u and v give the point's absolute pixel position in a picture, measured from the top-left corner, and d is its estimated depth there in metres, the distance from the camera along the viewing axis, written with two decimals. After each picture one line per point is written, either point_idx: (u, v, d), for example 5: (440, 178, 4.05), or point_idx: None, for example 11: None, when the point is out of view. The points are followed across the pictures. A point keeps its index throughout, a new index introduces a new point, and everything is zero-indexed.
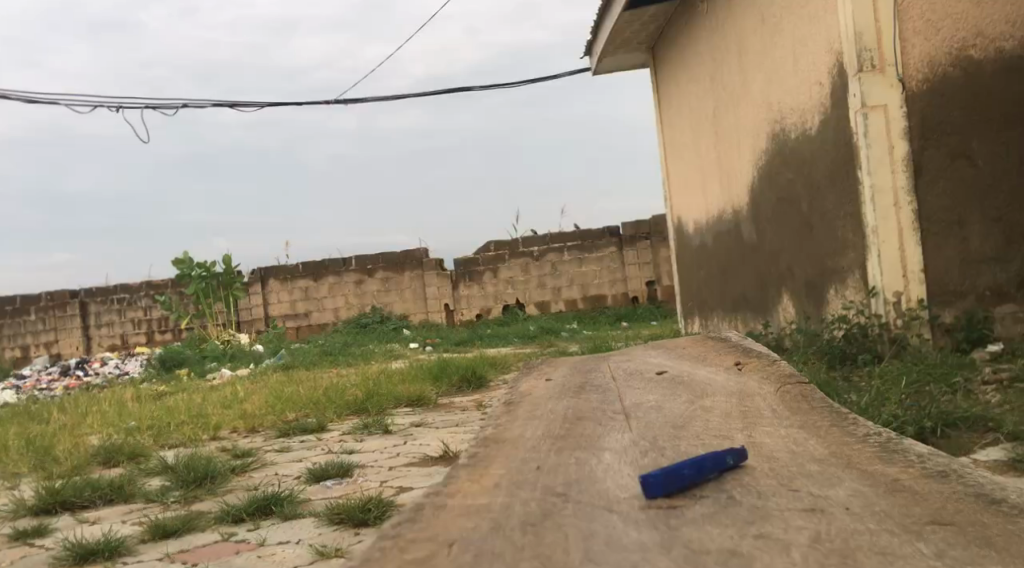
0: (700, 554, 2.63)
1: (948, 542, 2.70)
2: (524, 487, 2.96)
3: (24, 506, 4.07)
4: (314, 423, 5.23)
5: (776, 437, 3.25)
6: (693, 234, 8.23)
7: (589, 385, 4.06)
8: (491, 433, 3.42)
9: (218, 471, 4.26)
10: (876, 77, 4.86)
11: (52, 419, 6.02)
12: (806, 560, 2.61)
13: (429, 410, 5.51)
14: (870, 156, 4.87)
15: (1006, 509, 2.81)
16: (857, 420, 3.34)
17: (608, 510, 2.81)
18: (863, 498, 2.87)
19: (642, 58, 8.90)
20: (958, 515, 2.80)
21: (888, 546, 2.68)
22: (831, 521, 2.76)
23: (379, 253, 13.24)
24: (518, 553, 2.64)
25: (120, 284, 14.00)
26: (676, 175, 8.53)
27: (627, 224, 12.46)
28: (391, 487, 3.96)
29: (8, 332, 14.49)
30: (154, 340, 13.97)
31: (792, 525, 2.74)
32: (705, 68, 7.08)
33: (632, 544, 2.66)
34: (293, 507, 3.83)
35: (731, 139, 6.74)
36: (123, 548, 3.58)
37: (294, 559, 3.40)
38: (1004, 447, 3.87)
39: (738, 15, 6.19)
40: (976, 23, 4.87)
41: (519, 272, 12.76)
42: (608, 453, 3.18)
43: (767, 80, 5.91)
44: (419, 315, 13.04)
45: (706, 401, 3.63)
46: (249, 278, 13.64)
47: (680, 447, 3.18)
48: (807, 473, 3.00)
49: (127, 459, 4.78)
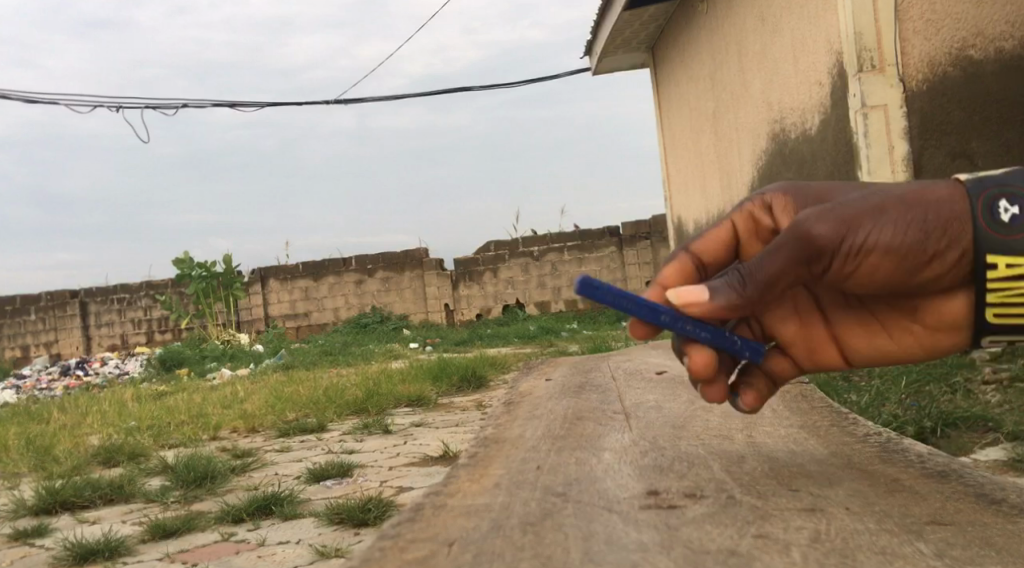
0: (699, 553, 2.45)
1: (948, 542, 2.49)
2: (524, 486, 2.85)
3: (24, 506, 4.06)
4: (314, 423, 5.23)
5: (777, 437, 3.20)
6: (693, 233, 8.25)
7: (589, 385, 4.06)
8: (492, 433, 3.40)
9: (219, 471, 4.26)
10: (875, 76, 4.88)
11: (54, 418, 6.03)
12: (806, 560, 2.42)
13: (428, 410, 5.51)
14: (870, 155, 4.91)
15: (1006, 509, 2.61)
16: (858, 420, 3.28)
17: (608, 510, 2.67)
18: (863, 498, 2.69)
19: (641, 58, 8.92)
20: (958, 515, 2.60)
21: (888, 545, 2.48)
22: (831, 520, 2.59)
23: (379, 253, 13.26)
24: (518, 553, 2.48)
25: (119, 284, 14.01)
26: (676, 175, 8.54)
27: (627, 224, 12.44)
28: (391, 487, 3.96)
29: (8, 332, 14.50)
30: (154, 340, 13.97)
31: (792, 525, 2.56)
32: (705, 69, 7.09)
33: (632, 543, 2.50)
34: (293, 507, 3.84)
35: (730, 137, 6.74)
36: (123, 548, 3.57)
37: (295, 559, 3.39)
38: (1004, 447, 3.81)
39: (738, 14, 6.19)
40: (976, 23, 4.83)
41: (519, 272, 12.75)
42: (608, 453, 3.14)
43: (767, 80, 5.92)
44: (419, 315, 13.08)
45: (706, 401, 3.64)
46: (249, 278, 13.72)
47: (679, 447, 3.15)
48: (807, 473, 2.87)
49: (127, 459, 4.77)
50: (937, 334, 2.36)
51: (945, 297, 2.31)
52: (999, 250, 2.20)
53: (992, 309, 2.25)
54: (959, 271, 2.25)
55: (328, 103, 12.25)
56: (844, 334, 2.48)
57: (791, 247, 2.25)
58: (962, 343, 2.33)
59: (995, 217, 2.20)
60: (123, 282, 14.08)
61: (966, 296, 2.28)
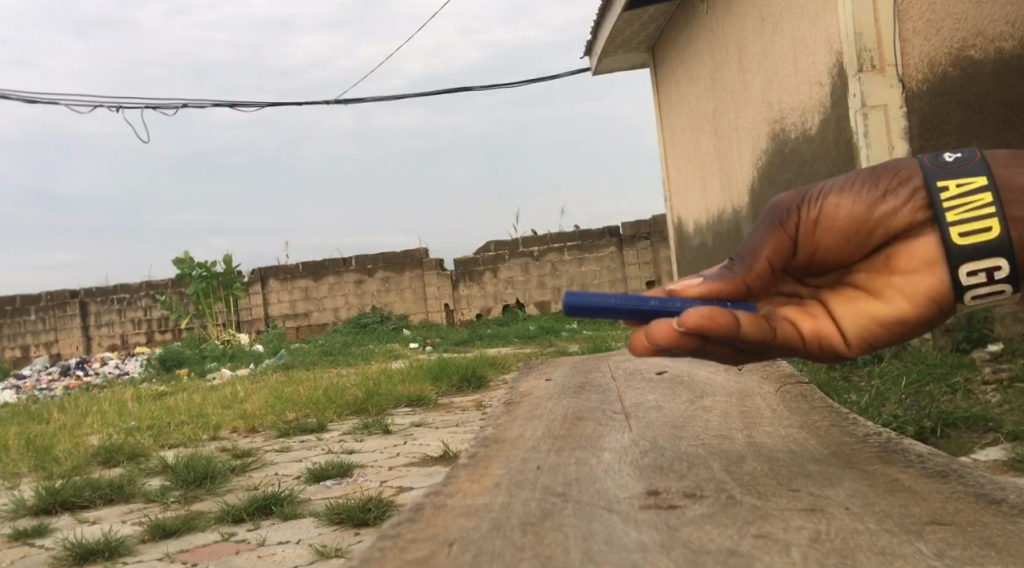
0: (700, 553, 2.45)
1: (949, 542, 2.48)
2: (524, 486, 2.84)
3: (24, 506, 4.06)
4: (314, 423, 5.23)
5: (777, 437, 3.20)
6: (693, 234, 8.25)
7: (589, 385, 4.06)
8: (492, 433, 3.40)
9: (219, 471, 4.26)
10: (875, 76, 4.88)
11: (54, 418, 6.03)
12: (806, 560, 2.42)
13: (428, 410, 5.51)
14: (870, 155, 4.89)
15: (1006, 509, 2.61)
16: (858, 420, 3.28)
17: (608, 510, 2.67)
18: (862, 498, 2.69)
19: (641, 58, 8.92)
20: (958, 515, 2.59)
21: (888, 546, 2.48)
22: (831, 520, 2.58)
23: (379, 253, 13.27)
24: (518, 553, 2.48)
25: (119, 284, 14.01)
26: (676, 175, 8.54)
27: (627, 224, 12.44)
28: (391, 487, 3.96)
29: (8, 332, 14.51)
30: (154, 340, 13.97)
31: (792, 525, 2.56)
32: (705, 69, 7.09)
33: (632, 544, 2.49)
34: (293, 507, 3.84)
35: (730, 137, 6.74)
36: (123, 548, 3.57)
37: (294, 559, 3.39)
38: (1003, 447, 3.81)
39: (738, 14, 6.20)
40: (976, 23, 4.84)
41: (519, 272, 12.75)
42: (608, 453, 3.13)
43: (767, 80, 5.92)
44: (419, 315, 13.08)
45: (706, 401, 3.64)
46: (249, 278, 13.73)
47: (679, 447, 3.15)
48: (807, 473, 2.87)
49: (127, 459, 4.77)
50: (923, 284, 2.22)
51: (916, 238, 2.23)
52: (947, 175, 2.20)
53: (955, 229, 2.17)
54: (918, 205, 2.22)
55: (328, 103, 12.24)
56: (842, 317, 2.29)
57: (763, 217, 2.35)
58: (945, 284, 2.20)
59: (939, 158, 2.23)
60: (123, 282, 14.08)
61: (936, 232, 2.21)
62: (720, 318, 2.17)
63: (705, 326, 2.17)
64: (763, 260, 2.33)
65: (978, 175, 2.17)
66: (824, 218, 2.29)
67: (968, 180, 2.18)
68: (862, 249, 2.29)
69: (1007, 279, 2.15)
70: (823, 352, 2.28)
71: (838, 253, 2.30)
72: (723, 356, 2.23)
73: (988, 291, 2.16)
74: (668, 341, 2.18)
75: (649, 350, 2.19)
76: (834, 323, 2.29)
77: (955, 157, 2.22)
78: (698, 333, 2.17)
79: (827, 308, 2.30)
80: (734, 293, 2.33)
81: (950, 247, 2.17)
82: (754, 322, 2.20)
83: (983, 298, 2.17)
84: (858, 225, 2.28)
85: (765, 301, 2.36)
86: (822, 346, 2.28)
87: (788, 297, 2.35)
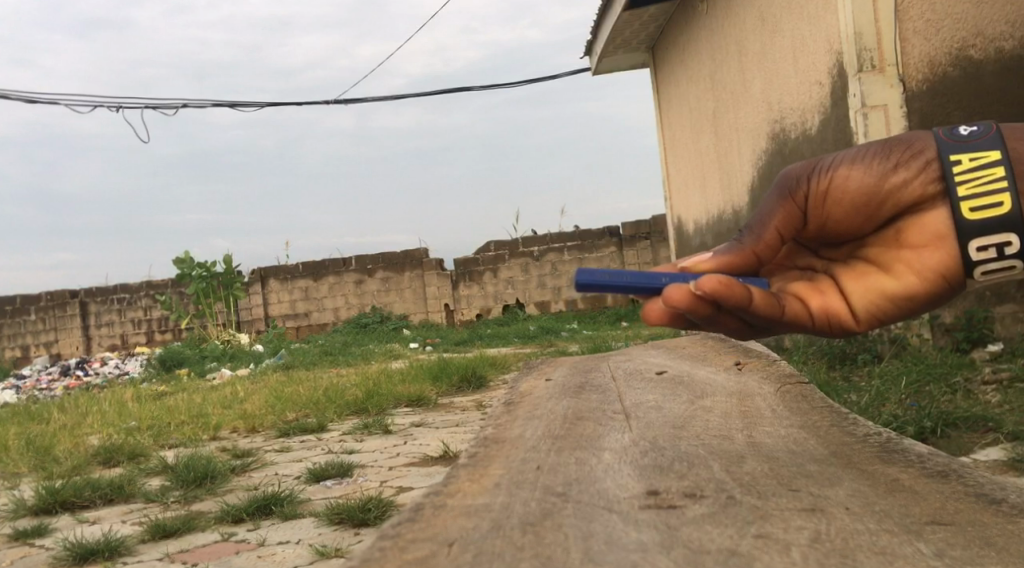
0: (699, 553, 2.45)
1: (949, 542, 2.48)
2: (524, 487, 2.84)
3: (24, 506, 4.06)
4: (314, 423, 5.22)
5: (777, 437, 3.20)
6: (693, 233, 8.24)
7: (589, 385, 4.05)
8: (492, 433, 3.40)
9: (219, 471, 4.26)
10: (876, 76, 4.88)
11: (54, 418, 6.03)
12: (806, 560, 2.42)
13: (428, 410, 5.51)
14: None
15: (1006, 509, 2.61)
16: (858, 420, 3.27)
17: (608, 510, 2.66)
18: (863, 498, 2.69)
19: (641, 58, 8.92)
20: (958, 515, 2.59)
21: (888, 546, 2.47)
22: (832, 520, 2.58)
23: (379, 253, 13.26)
24: (517, 553, 2.48)
25: (119, 284, 14.01)
26: (676, 175, 8.54)
27: (627, 224, 12.42)
28: (391, 488, 3.96)
29: (8, 332, 14.52)
30: (154, 340, 13.97)
31: (793, 525, 2.56)
32: (705, 69, 7.09)
33: (633, 544, 2.49)
34: (293, 507, 3.84)
35: (730, 137, 6.74)
36: (123, 548, 3.57)
37: (294, 559, 3.39)
38: (1003, 447, 3.81)
39: (738, 14, 6.19)
40: (976, 23, 4.84)
41: (519, 272, 12.75)
42: (608, 453, 3.13)
43: (767, 80, 5.92)
44: (419, 315, 13.08)
45: (706, 401, 3.64)
46: (249, 278, 13.72)
47: (679, 447, 3.15)
48: (807, 473, 2.87)
49: (127, 459, 4.77)
50: (932, 260, 2.25)
51: (927, 213, 2.24)
52: (961, 150, 2.20)
53: (967, 204, 2.18)
54: (930, 179, 2.23)
55: (329, 104, 12.21)
56: (851, 293, 2.32)
57: (775, 187, 2.38)
58: (954, 260, 2.22)
59: (954, 131, 2.23)
60: (123, 283, 14.08)
61: (946, 206, 2.23)
62: (735, 287, 2.18)
63: (721, 293, 2.17)
64: (772, 230, 2.37)
65: (991, 150, 2.18)
66: (834, 189, 2.30)
67: (982, 154, 2.18)
68: (872, 221, 2.32)
69: (1018, 254, 2.16)
70: (832, 328, 2.32)
71: (848, 226, 2.33)
72: (733, 328, 2.24)
73: (998, 266, 2.17)
74: (684, 305, 2.19)
75: (664, 314, 2.21)
76: (842, 298, 2.33)
77: (971, 130, 2.22)
78: (713, 300, 2.18)
79: (838, 283, 2.34)
80: (744, 264, 2.36)
81: (961, 222, 2.19)
82: (765, 297, 2.21)
83: (992, 275, 2.19)
84: (868, 197, 2.29)
85: (778, 274, 2.40)
86: (831, 322, 2.32)
87: (800, 271, 2.39)
